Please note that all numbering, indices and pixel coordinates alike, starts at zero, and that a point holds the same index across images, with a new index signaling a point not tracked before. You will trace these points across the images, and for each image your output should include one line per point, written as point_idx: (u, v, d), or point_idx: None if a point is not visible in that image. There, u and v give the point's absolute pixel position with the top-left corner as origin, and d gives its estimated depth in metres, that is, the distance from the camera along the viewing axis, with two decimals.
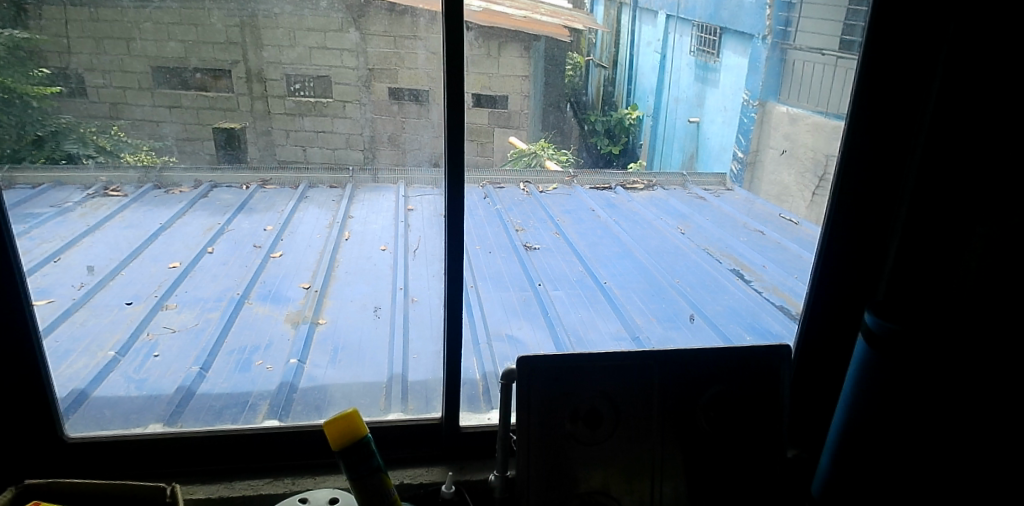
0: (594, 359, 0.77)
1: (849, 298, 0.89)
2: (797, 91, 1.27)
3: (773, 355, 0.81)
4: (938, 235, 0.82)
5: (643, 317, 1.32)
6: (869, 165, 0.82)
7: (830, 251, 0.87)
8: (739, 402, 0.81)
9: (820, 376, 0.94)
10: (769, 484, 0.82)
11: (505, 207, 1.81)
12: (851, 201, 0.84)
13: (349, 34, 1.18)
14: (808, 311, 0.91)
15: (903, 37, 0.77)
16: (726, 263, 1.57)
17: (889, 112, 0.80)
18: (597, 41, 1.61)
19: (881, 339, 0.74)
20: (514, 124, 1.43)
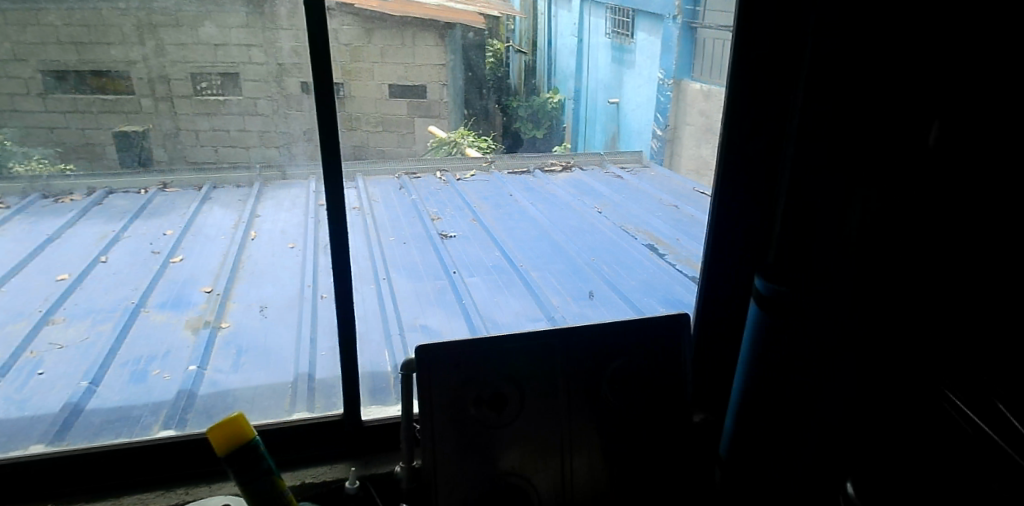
0: (496, 344, 0.78)
1: (741, 266, 0.98)
2: (709, 68, 1.31)
3: (673, 325, 0.83)
4: None
5: (559, 297, 1.35)
6: (745, 162, 0.91)
7: (722, 222, 0.95)
8: (643, 375, 0.84)
9: (720, 341, 1.03)
10: (678, 449, 0.86)
11: (421, 196, 1.76)
12: (735, 177, 0.92)
13: (206, 27, 1.11)
14: (709, 279, 0.99)
15: (769, 29, 0.84)
16: (641, 238, 1.60)
17: (763, 96, 0.87)
18: (515, 27, 1.52)
19: (771, 301, 0.85)
20: (434, 113, 1.42)
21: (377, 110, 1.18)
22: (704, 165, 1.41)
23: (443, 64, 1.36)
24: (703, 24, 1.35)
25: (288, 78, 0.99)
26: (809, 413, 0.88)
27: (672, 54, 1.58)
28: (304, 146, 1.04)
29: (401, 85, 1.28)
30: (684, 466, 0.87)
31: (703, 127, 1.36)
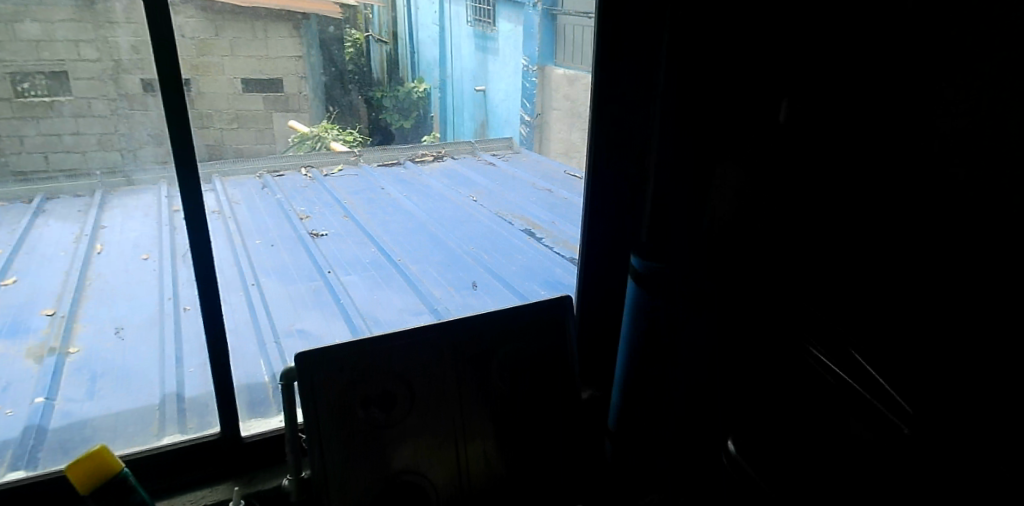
0: (363, 344, 0.80)
1: (615, 246, 1.12)
2: (570, 53, 1.40)
3: (558, 306, 0.91)
4: (685, 193, 0.98)
5: (441, 288, 1.36)
6: (614, 155, 1.05)
7: (595, 210, 1.08)
8: (528, 360, 0.90)
9: (599, 316, 1.18)
10: (563, 424, 0.93)
11: (287, 195, 1.65)
12: (606, 168, 1.06)
13: (21, 25, 0.96)
14: (588, 260, 1.12)
15: (623, 38, 0.98)
16: (517, 223, 1.64)
17: (625, 96, 1.01)
18: (375, 18, 1.53)
19: (645, 276, 0.94)
20: (294, 107, 1.32)
21: (230, 105, 1.11)
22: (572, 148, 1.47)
23: (299, 55, 1.29)
24: (564, 11, 1.42)
25: (127, 77, 0.90)
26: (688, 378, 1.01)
27: (535, 41, 1.66)
28: (152, 150, 0.95)
29: (253, 79, 1.21)
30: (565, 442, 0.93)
31: (566, 111, 1.43)
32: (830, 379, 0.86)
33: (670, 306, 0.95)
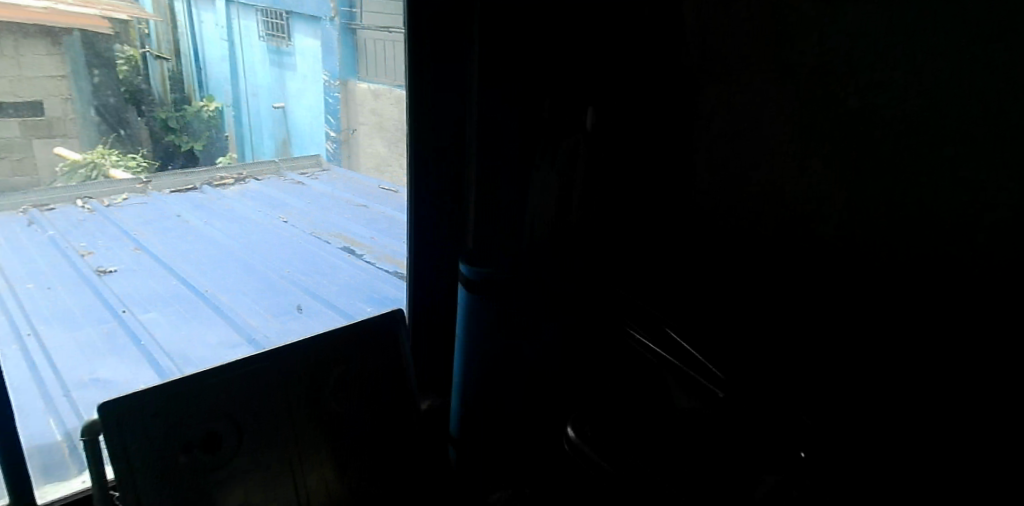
0: (242, 366, 0.99)
1: (445, 255, 1.38)
2: (371, 67, 1.51)
3: (384, 321, 1.14)
4: (450, 215, 1.36)
5: (257, 316, 1.34)
6: (433, 182, 1.32)
7: (419, 228, 1.35)
8: (351, 383, 1.11)
9: (430, 319, 1.42)
10: (384, 433, 1.15)
11: (61, 231, 1.36)
12: (431, 189, 1.33)
13: None
14: (414, 272, 1.38)
15: (432, 88, 1.25)
16: (335, 242, 1.61)
17: (441, 129, 1.29)
18: (152, 32, 1.25)
19: (474, 281, 1.18)
20: (58, 132, 1.18)
21: None
22: (385, 159, 1.59)
23: (62, 75, 1.15)
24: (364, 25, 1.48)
25: None
26: (512, 370, 1.24)
27: (334, 57, 1.53)
28: None
29: (7, 101, 1.11)
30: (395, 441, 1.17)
31: (372, 124, 1.57)
32: (650, 356, 1.23)
33: (495, 304, 1.19)
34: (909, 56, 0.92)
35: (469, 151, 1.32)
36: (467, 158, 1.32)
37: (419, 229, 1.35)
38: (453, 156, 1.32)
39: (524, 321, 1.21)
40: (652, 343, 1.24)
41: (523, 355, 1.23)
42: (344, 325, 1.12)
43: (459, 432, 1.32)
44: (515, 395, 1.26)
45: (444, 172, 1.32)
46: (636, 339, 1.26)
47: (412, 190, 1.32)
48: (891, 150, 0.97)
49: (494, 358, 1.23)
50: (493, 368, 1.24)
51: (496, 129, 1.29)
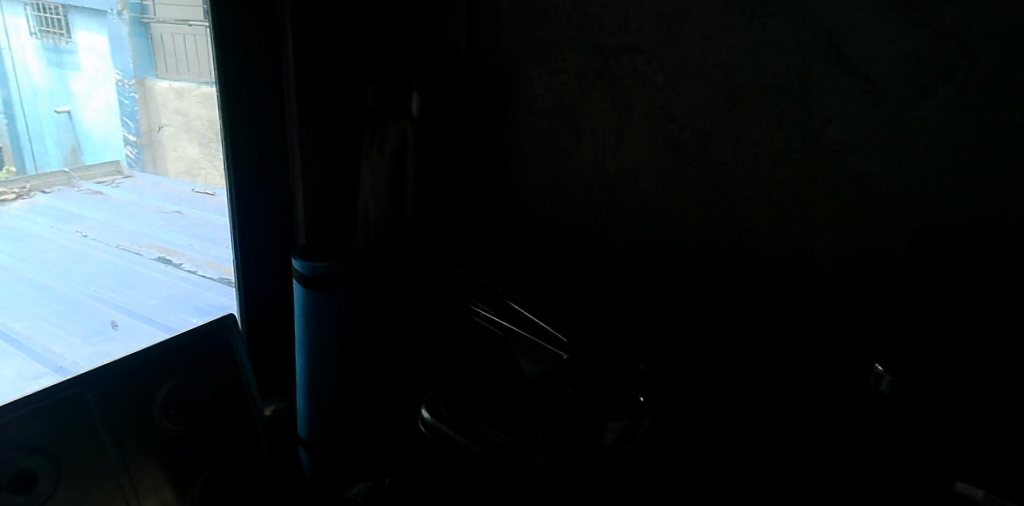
0: (53, 394, 0.95)
1: (277, 253, 1.34)
2: (174, 65, 1.45)
3: (215, 328, 1.16)
4: (277, 212, 1.32)
5: (64, 342, 1.28)
6: (255, 180, 1.26)
7: (243, 230, 1.27)
8: (186, 396, 1.10)
9: (266, 322, 1.36)
10: (222, 441, 1.14)
11: None
12: (252, 188, 1.26)
13: None
14: (243, 279, 1.29)
15: (245, 81, 1.20)
16: (148, 253, 1.50)
17: (258, 124, 1.24)
18: None
19: (312, 276, 1.17)
20: None
21: None
22: (201, 162, 1.51)
23: None
24: (157, 20, 1.42)
25: None
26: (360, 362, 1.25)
27: (125, 53, 1.38)
28: None
29: None
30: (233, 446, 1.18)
31: (180, 125, 1.49)
32: (497, 330, 1.23)
33: (337, 298, 1.19)
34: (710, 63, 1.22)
35: (292, 145, 1.29)
36: (289, 152, 1.30)
37: (245, 228, 1.28)
38: (274, 152, 1.28)
39: (367, 311, 1.23)
40: (498, 317, 1.24)
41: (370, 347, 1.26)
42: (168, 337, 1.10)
43: (309, 435, 1.29)
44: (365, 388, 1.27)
45: (268, 167, 1.28)
46: (481, 315, 1.25)
47: (234, 190, 1.24)
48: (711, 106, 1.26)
49: (340, 350, 1.22)
50: (342, 364, 1.23)
51: (317, 121, 1.30)
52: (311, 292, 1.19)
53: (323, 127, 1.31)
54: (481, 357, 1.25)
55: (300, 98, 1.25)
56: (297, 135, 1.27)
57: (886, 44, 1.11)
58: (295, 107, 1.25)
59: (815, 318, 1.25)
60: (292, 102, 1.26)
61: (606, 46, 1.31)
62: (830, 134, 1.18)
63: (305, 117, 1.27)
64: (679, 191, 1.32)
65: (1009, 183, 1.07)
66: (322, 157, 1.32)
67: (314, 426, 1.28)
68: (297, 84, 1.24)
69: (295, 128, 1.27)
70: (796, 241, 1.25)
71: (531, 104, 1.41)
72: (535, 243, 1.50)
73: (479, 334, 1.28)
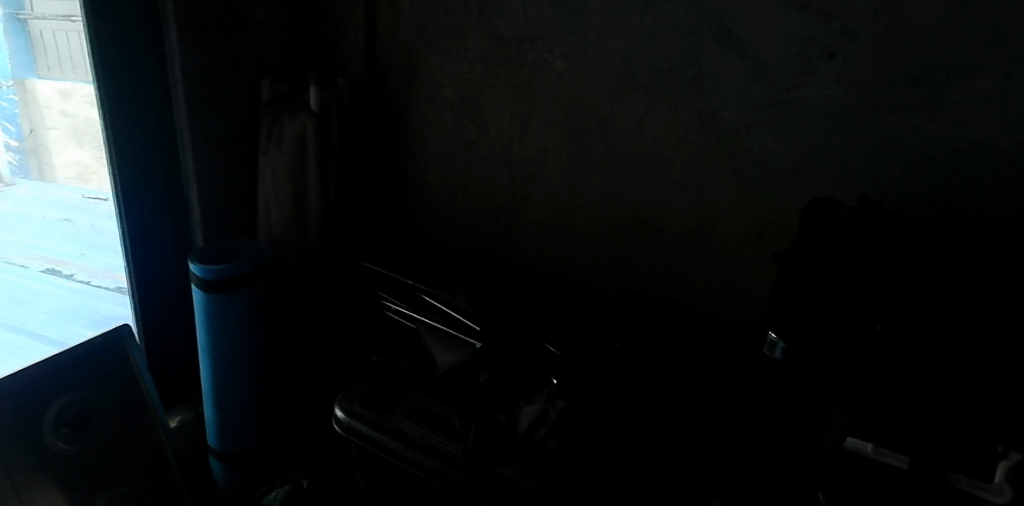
0: None
1: (174, 258, 1.28)
2: (58, 64, 1.31)
3: (112, 339, 1.15)
4: (172, 215, 1.26)
5: None
6: (145, 184, 1.20)
7: (133, 236, 1.20)
8: (83, 409, 1.09)
9: (166, 329, 1.31)
10: (121, 451, 1.14)
11: None
12: (142, 191, 1.20)
13: None
14: (136, 287, 1.23)
15: (125, 80, 1.14)
16: (35, 264, 1.42)
17: (145, 124, 1.18)
18: None
19: (210, 281, 1.16)
20: None
21: None
22: (92, 166, 1.39)
23: None
24: (34, 15, 1.28)
25: None
26: (263, 365, 1.24)
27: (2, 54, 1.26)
28: None
29: None
30: (142, 457, 1.17)
31: (69, 128, 1.37)
32: (408, 324, 1.22)
33: (236, 300, 1.18)
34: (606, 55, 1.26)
35: (183, 145, 1.23)
36: (182, 153, 1.24)
37: (133, 237, 1.21)
38: (165, 153, 1.22)
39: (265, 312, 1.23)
40: (410, 310, 1.22)
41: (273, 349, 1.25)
42: (59, 352, 1.08)
43: (220, 446, 1.26)
44: (270, 389, 1.27)
45: (159, 169, 1.22)
46: (394, 310, 1.23)
47: (122, 194, 1.17)
48: (612, 93, 1.28)
49: (247, 352, 1.22)
50: (248, 368, 1.22)
51: (210, 120, 1.25)
52: (212, 297, 1.16)
53: (216, 125, 1.26)
54: (396, 352, 1.24)
55: (188, 96, 1.20)
56: (189, 134, 1.22)
57: (774, 26, 1.15)
58: (184, 106, 1.20)
59: (714, 291, 1.31)
60: (181, 100, 1.20)
61: (506, 34, 1.31)
62: (724, 115, 1.22)
63: (196, 117, 1.22)
64: (582, 176, 1.34)
65: (886, 153, 1.15)
66: (217, 157, 1.27)
67: (225, 434, 1.25)
68: (184, 82, 1.19)
69: (186, 128, 1.21)
70: (695, 219, 1.29)
71: (434, 95, 1.40)
72: (444, 233, 1.50)
73: (391, 329, 1.24)
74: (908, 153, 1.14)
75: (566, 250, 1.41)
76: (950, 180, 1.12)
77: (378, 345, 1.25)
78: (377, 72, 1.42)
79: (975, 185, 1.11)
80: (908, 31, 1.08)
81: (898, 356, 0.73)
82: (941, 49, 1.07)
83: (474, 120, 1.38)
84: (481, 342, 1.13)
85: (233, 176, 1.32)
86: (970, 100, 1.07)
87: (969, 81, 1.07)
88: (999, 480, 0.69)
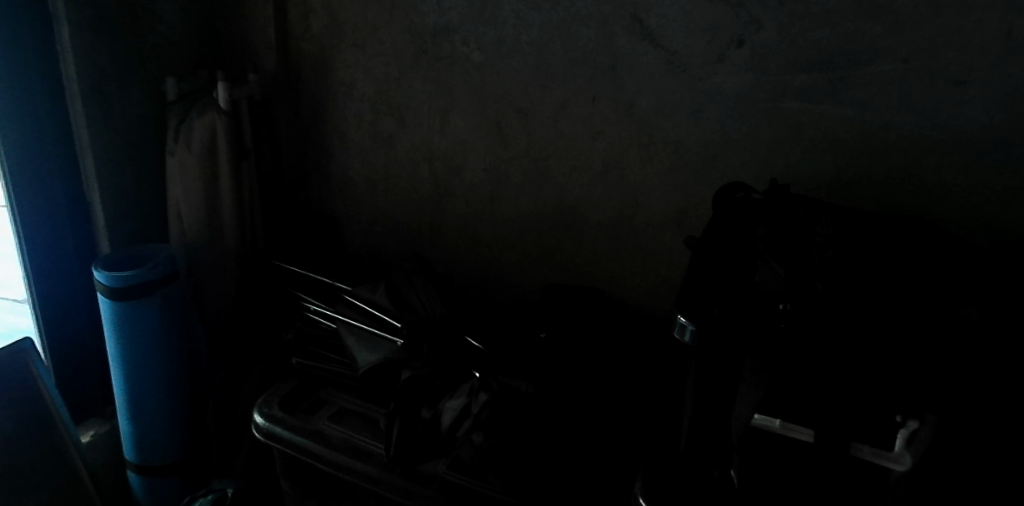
0: None
1: (78, 264, 1.26)
2: None
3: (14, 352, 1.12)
4: (73, 221, 1.23)
5: None
6: (42, 190, 1.17)
7: (32, 245, 1.18)
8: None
9: (74, 336, 1.29)
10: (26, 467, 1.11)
11: None
12: (40, 199, 1.17)
13: None
14: (37, 296, 1.21)
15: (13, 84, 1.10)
16: None
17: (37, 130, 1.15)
18: None
19: (115, 291, 1.11)
20: None
21: None
22: None
23: None
24: None
25: None
26: (177, 373, 1.22)
27: None
28: None
29: None
30: (53, 471, 1.15)
31: None
32: (329, 324, 1.21)
33: (143, 308, 1.14)
34: (518, 49, 1.26)
35: (82, 150, 1.20)
36: (81, 158, 1.21)
37: (35, 248, 1.19)
38: (62, 158, 1.19)
39: (178, 319, 1.21)
40: (330, 310, 1.21)
41: (183, 356, 1.23)
42: None
43: (138, 459, 1.24)
44: (189, 397, 1.26)
45: (57, 175, 1.18)
46: (315, 310, 1.23)
47: (16, 203, 1.15)
48: (528, 85, 1.28)
49: (163, 359, 1.19)
50: (162, 378, 1.20)
51: (112, 123, 1.22)
52: (122, 305, 1.13)
53: (118, 127, 1.23)
54: (314, 352, 1.21)
55: (86, 99, 1.17)
56: (88, 138, 1.19)
57: (684, 15, 1.16)
58: (81, 109, 1.17)
59: (637, 278, 1.34)
60: (78, 103, 1.17)
61: (420, 27, 1.29)
62: (639, 105, 1.23)
63: (95, 119, 1.19)
64: (501, 169, 1.35)
65: (796, 137, 1.18)
66: (122, 160, 1.25)
67: (143, 445, 1.23)
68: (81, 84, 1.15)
69: (85, 132, 1.18)
70: (616, 207, 1.30)
71: (351, 89, 1.38)
72: (368, 229, 1.50)
73: (310, 330, 1.22)
74: (815, 135, 1.17)
75: (491, 242, 1.41)
76: (857, 161, 1.16)
77: (295, 347, 1.21)
78: (292, 67, 1.41)
79: (880, 167, 1.15)
80: (813, 18, 1.10)
81: (801, 335, 0.77)
82: (842, 35, 1.10)
83: (390, 116, 1.38)
84: (404, 340, 1.12)
85: (141, 179, 1.29)
86: (875, 82, 1.10)
87: (871, 65, 1.10)
88: (898, 449, 0.79)
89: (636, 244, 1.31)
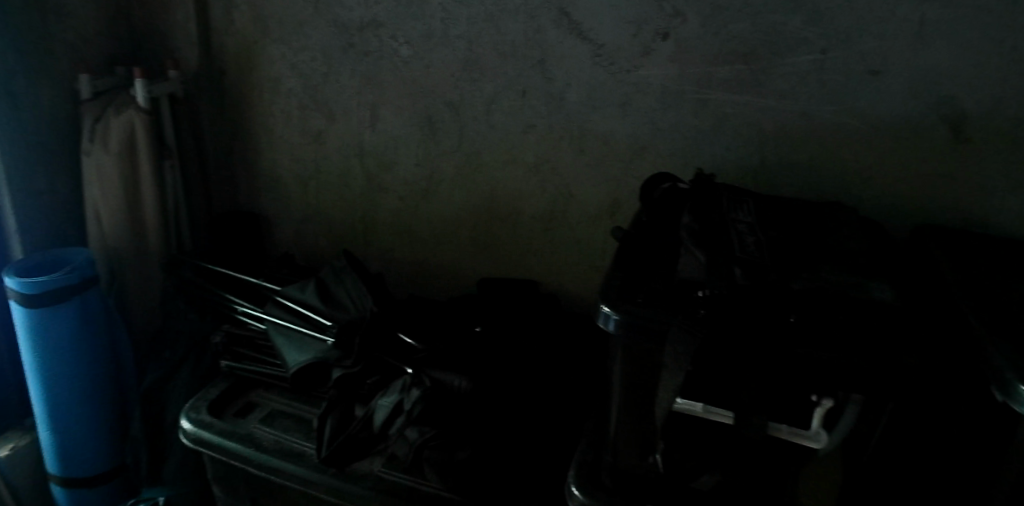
0: None
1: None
2: None
3: None
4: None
5: None
6: None
7: None
8: None
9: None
10: None
11: None
12: None
13: None
14: None
15: None
16: None
17: None
18: None
19: (27, 300, 1.07)
20: None
21: None
22: None
23: None
24: None
25: None
26: (100, 382, 1.18)
27: None
28: None
29: None
30: None
31: None
32: (257, 325, 1.21)
33: (60, 316, 1.10)
34: (444, 43, 1.25)
35: None
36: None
37: None
38: None
39: (99, 328, 1.17)
40: (259, 312, 1.22)
41: (107, 365, 1.20)
42: None
43: (58, 471, 1.21)
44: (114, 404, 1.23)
45: None
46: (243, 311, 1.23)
47: None
48: (458, 79, 1.27)
49: (84, 366, 1.15)
50: (82, 388, 1.16)
51: (21, 124, 1.17)
52: (38, 312, 1.08)
53: (29, 129, 1.19)
54: (243, 353, 1.21)
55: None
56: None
57: (609, 8, 1.17)
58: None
59: (571, 269, 1.35)
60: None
61: (347, 21, 1.28)
62: (570, 99, 1.24)
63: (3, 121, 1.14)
64: (433, 163, 1.35)
65: (720, 128, 1.20)
66: (34, 164, 1.21)
67: (64, 458, 1.19)
68: None
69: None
70: (549, 200, 1.31)
71: (278, 85, 1.36)
72: (300, 228, 1.49)
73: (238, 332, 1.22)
74: (740, 126, 1.19)
75: (425, 237, 1.42)
76: (780, 150, 1.19)
77: (225, 349, 1.21)
78: (215, 63, 1.37)
79: (800, 155, 1.18)
80: (734, 10, 1.12)
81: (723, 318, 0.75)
82: (762, 27, 1.12)
83: (319, 112, 1.36)
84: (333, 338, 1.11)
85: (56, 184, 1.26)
86: (794, 72, 1.13)
87: (790, 56, 1.12)
88: (814, 427, 0.78)
89: (570, 236, 1.33)
